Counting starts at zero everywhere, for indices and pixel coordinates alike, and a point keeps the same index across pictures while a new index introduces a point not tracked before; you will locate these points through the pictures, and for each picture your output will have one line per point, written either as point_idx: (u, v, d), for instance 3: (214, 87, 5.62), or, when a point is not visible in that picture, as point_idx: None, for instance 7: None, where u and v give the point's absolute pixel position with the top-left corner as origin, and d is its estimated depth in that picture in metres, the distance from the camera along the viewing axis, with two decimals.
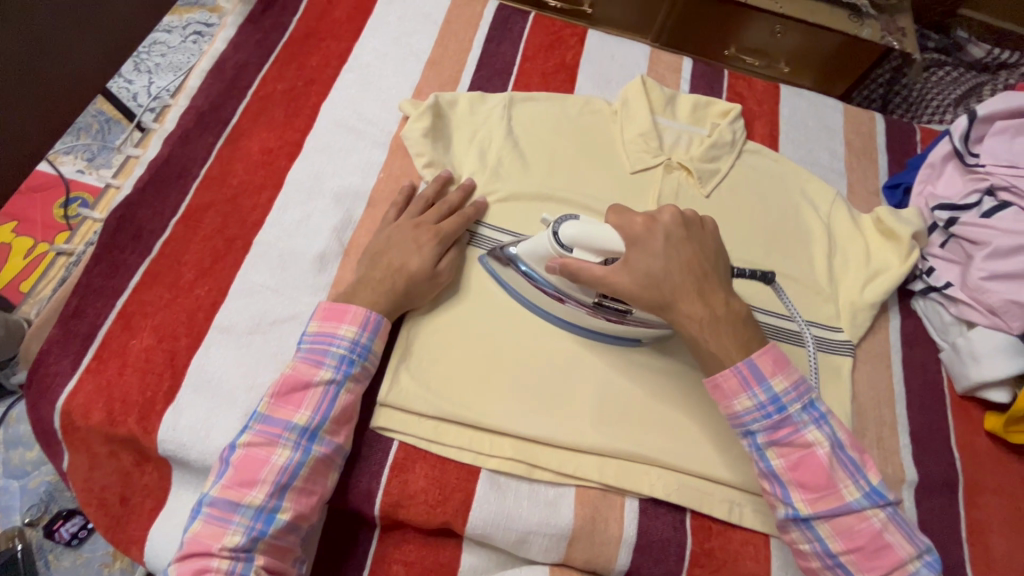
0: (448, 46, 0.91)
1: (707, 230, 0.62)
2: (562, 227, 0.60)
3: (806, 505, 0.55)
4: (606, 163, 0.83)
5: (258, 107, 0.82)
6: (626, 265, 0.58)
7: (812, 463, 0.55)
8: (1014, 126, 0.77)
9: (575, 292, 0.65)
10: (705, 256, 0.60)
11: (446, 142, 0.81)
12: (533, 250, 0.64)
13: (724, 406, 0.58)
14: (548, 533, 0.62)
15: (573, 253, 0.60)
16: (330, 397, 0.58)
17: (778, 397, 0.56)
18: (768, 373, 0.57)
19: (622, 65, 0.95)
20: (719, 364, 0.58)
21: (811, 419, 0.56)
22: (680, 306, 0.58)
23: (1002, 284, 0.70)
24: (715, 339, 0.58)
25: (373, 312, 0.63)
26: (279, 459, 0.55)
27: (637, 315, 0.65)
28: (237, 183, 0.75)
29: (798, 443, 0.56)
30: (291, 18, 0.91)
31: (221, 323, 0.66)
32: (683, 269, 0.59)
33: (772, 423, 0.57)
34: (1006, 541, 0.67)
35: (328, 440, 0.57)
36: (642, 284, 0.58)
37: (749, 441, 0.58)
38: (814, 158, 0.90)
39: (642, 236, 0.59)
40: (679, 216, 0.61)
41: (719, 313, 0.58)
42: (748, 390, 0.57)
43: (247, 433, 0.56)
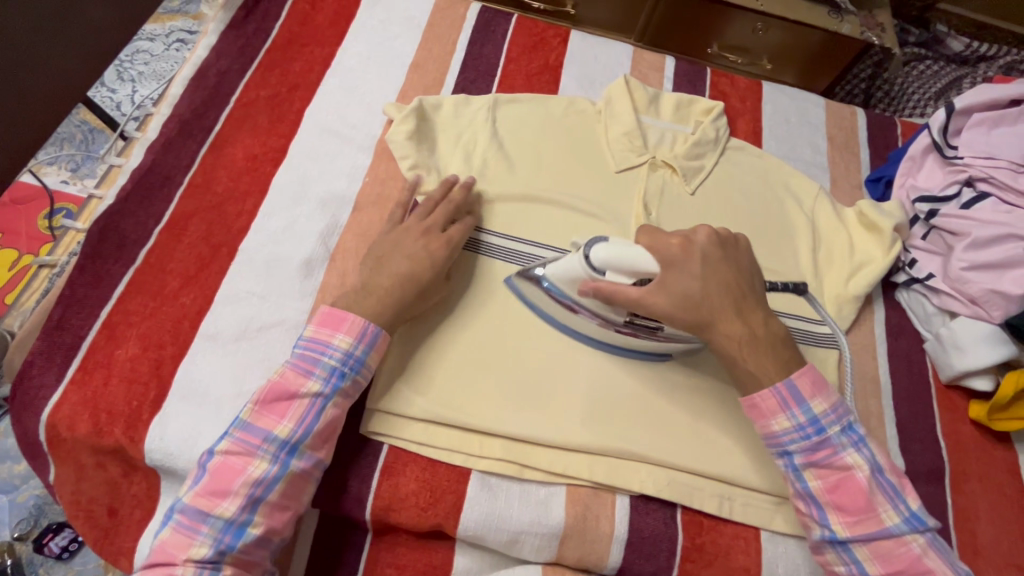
0: (432, 50, 0.91)
1: (741, 249, 0.64)
2: (593, 250, 0.60)
3: (844, 528, 0.56)
4: (591, 162, 0.83)
5: (241, 114, 0.81)
6: (664, 287, 0.59)
7: (851, 486, 0.56)
8: (990, 119, 0.78)
9: (605, 312, 0.64)
10: (743, 276, 0.62)
11: (431, 145, 0.81)
12: (562, 272, 0.64)
13: (761, 425, 0.59)
14: (540, 533, 0.62)
15: (606, 276, 0.60)
16: (315, 410, 0.58)
17: (817, 418, 0.58)
18: (807, 394, 0.58)
19: (605, 65, 0.95)
20: (758, 383, 0.59)
21: (851, 442, 0.57)
22: (719, 326, 0.60)
23: (983, 274, 0.71)
24: (754, 359, 0.59)
25: (370, 323, 0.62)
26: (255, 470, 0.54)
27: (667, 331, 0.65)
28: (222, 190, 0.75)
29: (837, 465, 0.57)
30: (273, 23, 0.91)
31: (207, 331, 0.66)
32: (721, 290, 0.60)
33: (810, 444, 0.58)
34: (993, 527, 0.67)
35: (308, 455, 0.57)
36: (680, 306, 0.59)
37: (785, 461, 0.59)
38: (797, 153, 0.91)
39: (679, 258, 0.60)
40: (714, 237, 0.62)
41: (758, 334, 0.60)
42: (787, 410, 0.58)
43: (226, 440, 0.56)
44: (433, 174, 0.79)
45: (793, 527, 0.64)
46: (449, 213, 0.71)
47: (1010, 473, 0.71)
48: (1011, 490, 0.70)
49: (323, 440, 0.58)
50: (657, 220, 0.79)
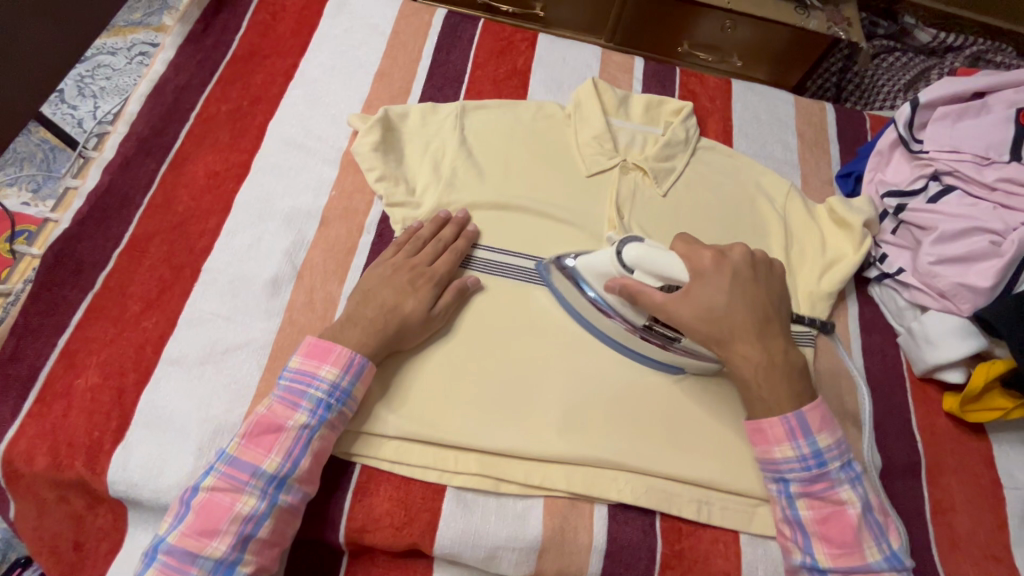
0: (397, 58, 0.90)
1: (774, 271, 0.66)
2: (625, 248, 0.62)
3: (827, 558, 0.57)
4: (563, 168, 0.82)
5: (202, 130, 0.80)
6: (690, 297, 0.61)
7: (841, 520, 0.58)
8: (954, 112, 0.78)
9: (628, 313, 0.66)
10: (770, 299, 0.64)
11: (398, 156, 0.80)
12: (591, 265, 0.66)
13: (763, 449, 0.61)
14: (517, 547, 0.61)
15: (634, 274, 0.63)
16: (303, 441, 0.56)
17: (821, 452, 0.59)
18: (815, 428, 0.59)
19: (573, 67, 0.95)
20: (766, 409, 0.61)
21: (848, 478, 0.59)
22: (737, 347, 0.62)
23: (951, 268, 0.71)
24: (767, 385, 0.61)
25: (357, 354, 0.61)
26: (244, 508, 0.53)
27: (685, 343, 0.65)
28: (183, 210, 0.73)
29: (831, 499, 0.59)
30: (233, 36, 0.89)
31: (171, 356, 0.64)
32: (748, 308, 0.62)
33: (809, 475, 0.59)
34: (969, 519, 0.68)
35: (297, 489, 0.56)
36: (703, 318, 0.61)
37: (779, 487, 0.61)
38: (768, 151, 0.91)
39: (710, 271, 0.62)
40: (748, 255, 0.65)
41: (776, 360, 0.61)
42: (793, 440, 0.59)
43: (212, 476, 0.54)
44: (401, 185, 0.78)
45: (771, 530, 0.64)
46: (439, 250, 0.71)
47: (986, 464, 0.71)
48: (986, 481, 0.70)
49: (313, 473, 0.57)
50: (630, 223, 0.79)
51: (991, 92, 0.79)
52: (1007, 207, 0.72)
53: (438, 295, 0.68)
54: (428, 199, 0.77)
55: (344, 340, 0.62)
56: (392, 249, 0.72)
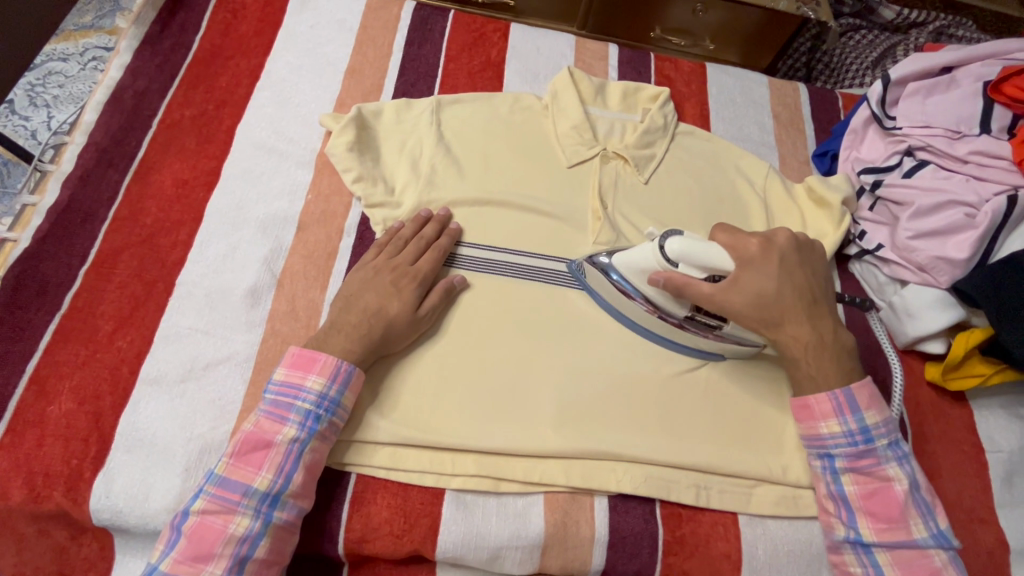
0: (367, 53, 0.88)
1: (816, 253, 0.68)
2: (668, 242, 0.63)
3: (871, 533, 0.59)
4: (543, 160, 0.81)
5: (166, 137, 0.76)
6: (738, 287, 0.63)
7: (887, 496, 0.60)
8: (925, 88, 0.79)
9: (669, 307, 0.66)
10: (817, 282, 0.66)
11: (375, 155, 0.78)
12: (633, 262, 0.66)
13: (809, 425, 0.63)
14: (520, 546, 0.61)
15: (678, 267, 0.63)
16: (293, 456, 0.55)
17: (868, 428, 0.61)
18: (862, 405, 0.61)
19: (548, 57, 0.94)
20: (815, 387, 0.63)
21: (894, 456, 0.61)
22: (786, 328, 0.64)
23: (928, 242, 0.72)
24: (816, 364, 0.63)
25: (343, 362, 0.59)
26: (237, 529, 0.51)
27: (729, 329, 0.66)
28: (152, 222, 0.70)
29: (877, 475, 0.60)
30: (193, 36, 0.85)
31: (150, 375, 0.62)
32: (796, 292, 0.64)
33: (856, 451, 0.61)
34: (955, 484, 0.70)
35: (292, 505, 0.54)
36: (751, 306, 0.63)
37: (825, 463, 0.63)
38: (745, 134, 0.92)
39: (757, 258, 0.64)
40: (793, 240, 0.66)
41: (824, 340, 0.64)
42: (840, 416, 0.61)
43: (201, 499, 0.52)
44: (380, 185, 0.76)
45: (769, 509, 0.65)
46: (421, 247, 0.70)
47: (970, 430, 0.73)
48: (969, 446, 0.72)
49: (307, 487, 0.55)
50: (613, 213, 0.78)
51: (959, 66, 0.81)
52: (979, 179, 0.73)
53: (423, 297, 0.67)
54: (409, 198, 0.75)
55: (330, 348, 0.61)
56: (371, 254, 0.70)
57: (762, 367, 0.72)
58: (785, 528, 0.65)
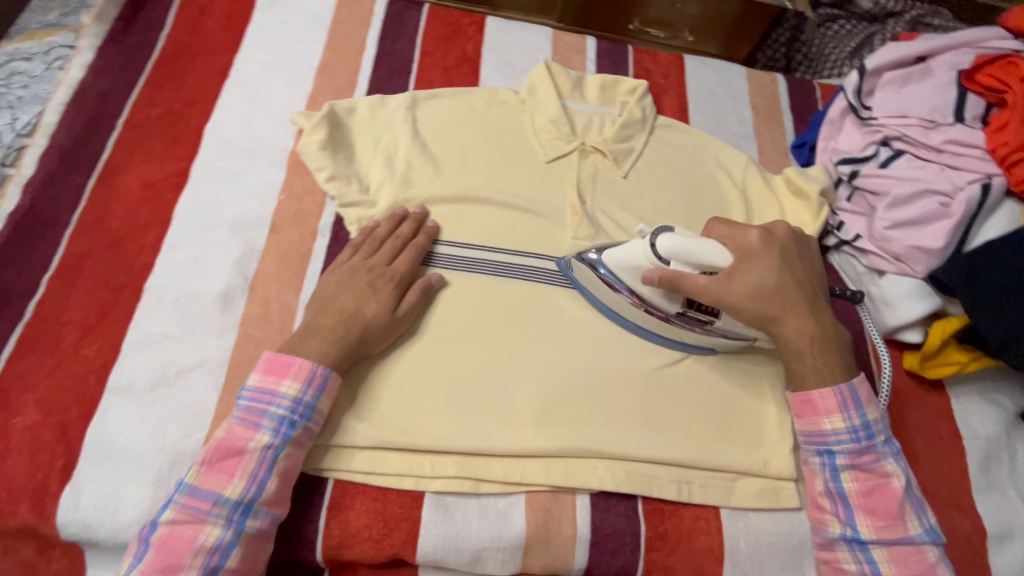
0: (340, 49, 0.86)
1: (811, 249, 0.69)
2: (660, 240, 0.62)
3: (870, 530, 0.59)
4: (521, 156, 0.80)
5: (131, 139, 0.74)
6: (739, 278, 0.63)
7: (886, 492, 0.60)
8: (900, 77, 0.80)
9: (661, 303, 0.66)
10: (814, 277, 0.66)
11: (348, 153, 0.76)
12: (625, 259, 0.65)
13: (810, 420, 0.63)
14: (502, 547, 0.60)
15: (670, 266, 0.62)
16: (267, 463, 0.53)
17: (869, 424, 0.61)
18: (864, 401, 0.62)
19: (525, 50, 0.92)
20: (818, 381, 0.63)
21: (892, 452, 0.61)
22: (787, 322, 0.64)
23: (905, 232, 0.72)
24: (817, 358, 0.63)
25: (318, 365, 0.58)
26: (208, 539, 0.50)
27: (721, 324, 0.66)
28: (119, 226, 0.68)
29: (877, 471, 0.61)
30: (158, 34, 0.83)
31: (118, 384, 0.60)
32: (796, 285, 0.64)
33: (858, 447, 0.61)
34: (932, 471, 0.71)
35: (265, 513, 0.53)
36: (753, 298, 0.63)
37: (825, 460, 0.63)
38: (724, 126, 0.91)
39: (758, 250, 0.64)
40: (790, 233, 0.67)
41: (824, 334, 0.64)
42: (844, 411, 0.61)
43: (170, 509, 0.51)
44: (354, 183, 0.74)
45: (750, 502, 0.65)
46: (396, 247, 0.68)
47: (947, 418, 0.74)
48: (947, 433, 0.73)
49: (281, 495, 0.54)
50: (592, 208, 0.78)
51: (932, 56, 0.80)
52: (954, 168, 0.73)
53: (401, 297, 0.66)
54: (384, 196, 0.74)
55: (304, 352, 0.59)
56: (347, 254, 0.68)
57: (742, 359, 0.72)
58: (766, 520, 0.65)
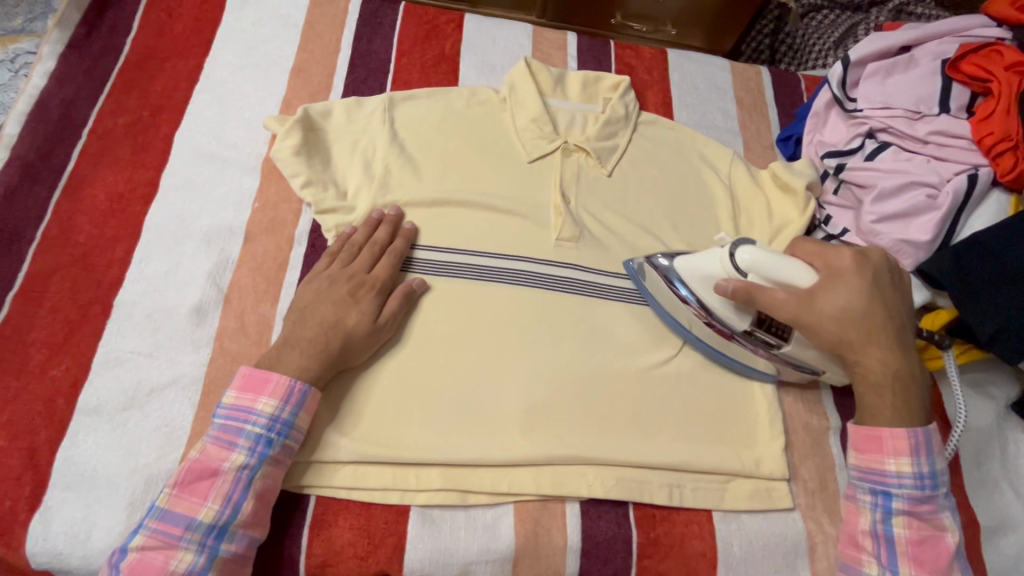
0: (314, 50, 0.83)
1: (907, 281, 0.65)
2: (740, 251, 0.62)
3: None
4: (502, 156, 0.78)
5: (97, 148, 0.72)
6: (821, 301, 0.61)
7: (937, 545, 0.58)
8: (883, 68, 0.78)
9: (731, 317, 0.66)
10: (904, 309, 0.63)
11: (324, 157, 0.74)
12: (699, 267, 0.66)
13: (874, 459, 0.59)
14: (491, 559, 0.59)
15: (747, 278, 0.63)
16: (242, 484, 0.52)
17: (936, 474, 0.59)
18: (936, 451, 0.59)
19: (504, 47, 0.90)
20: (890, 419, 0.60)
21: (948, 505, 0.59)
22: (867, 353, 0.61)
23: (892, 225, 0.71)
24: (893, 395, 0.60)
25: (296, 381, 0.56)
26: (179, 565, 0.48)
27: (789, 350, 0.66)
28: (86, 240, 0.66)
29: (932, 522, 0.58)
30: (124, 39, 0.80)
31: (88, 405, 0.58)
32: (883, 315, 0.61)
33: (921, 495, 0.58)
34: None
35: (241, 536, 0.51)
36: (834, 321, 0.61)
37: (879, 502, 0.59)
38: (708, 121, 0.90)
39: (846, 274, 0.62)
40: (886, 261, 0.64)
41: (905, 370, 0.60)
42: (915, 457, 0.58)
43: (141, 534, 0.49)
44: (331, 189, 0.72)
45: (743, 504, 0.64)
46: (374, 254, 0.67)
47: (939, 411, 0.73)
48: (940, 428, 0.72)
49: (257, 516, 0.52)
50: (577, 209, 0.76)
51: (916, 45, 0.80)
52: (940, 159, 0.73)
53: (382, 305, 0.64)
54: (362, 202, 0.72)
55: (283, 367, 0.57)
56: (325, 263, 0.66)
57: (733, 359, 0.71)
58: (760, 522, 0.64)
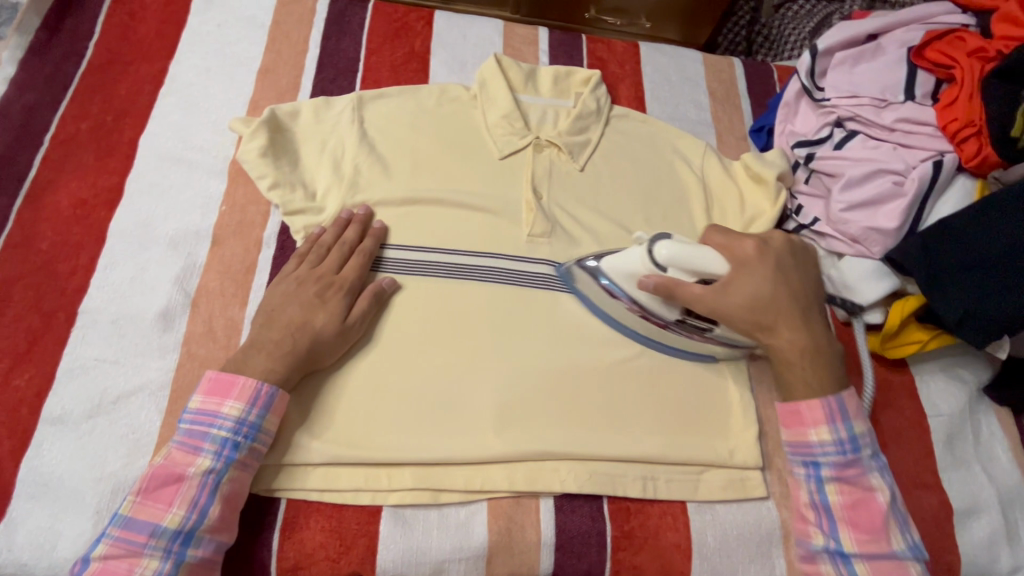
0: (282, 50, 0.83)
1: (810, 257, 0.67)
2: (657, 247, 0.62)
3: (853, 543, 0.58)
4: (473, 153, 0.78)
5: (60, 154, 0.71)
6: (732, 288, 0.62)
7: (870, 507, 0.59)
8: (851, 57, 0.78)
9: (660, 310, 0.65)
10: (808, 287, 0.65)
11: (292, 158, 0.73)
12: (621, 266, 0.65)
13: (798, 431, 0.62)
14: (464, 557, 0.59)
15: (668, 272, 0.62)
16: (208, 488, 0.51)
17: (856, 437, 0.60)
18: (852, 414, 0.61)
19: (475, 44, 0.90)
20: (809, 391, 0.62)
21: (878, 466, 0.60)
22: (779, 332, 0.63)
23: (861, 213, 0.71)
24: (809, 368, 0.62)
25: (263, 384, 0.56)
26: (144, 572, 0.48)
27: (722, 332, 0.65)
28: (48, 247, 0.65)
29: (862, 485, 0.59)
30: (86, 43, 0.79)
31: (52, 414, 0.57)
32: (789, 294, 0.63)
33: (843, 460, 0.60)
34: (899, 453, 0.71)
35: (208, 541, 0.51)
36: (746, 307, 0.62)
37: (809, 472, 0.61)
38: (681, 113, 0.90)
39: (752, 259, 0.64)
40: (787, 243, 0.66)
41: (818, 343, 0.63)
42: (830, 423, 0.60)
43: (104, 543, 0.49)
44: (299, 190, 0.71)
45: (717, 494, 0.64)
46: (343, 254, 0.66)
47: (911, 397, 0.73)
48: (913, 413, 0.73)
49: (226, 521, 0.52)
50: (549, 204, 0.76)
51: (883, 33, 0.80)
52: (906, 146, 0.73)
53: (351, 305, 0.64)
54: (331, 202, 0.71)
55: (249, 370, 0.57)
56: (293, 265, 0.66)
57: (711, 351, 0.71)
58: (734, 512, 0.64)
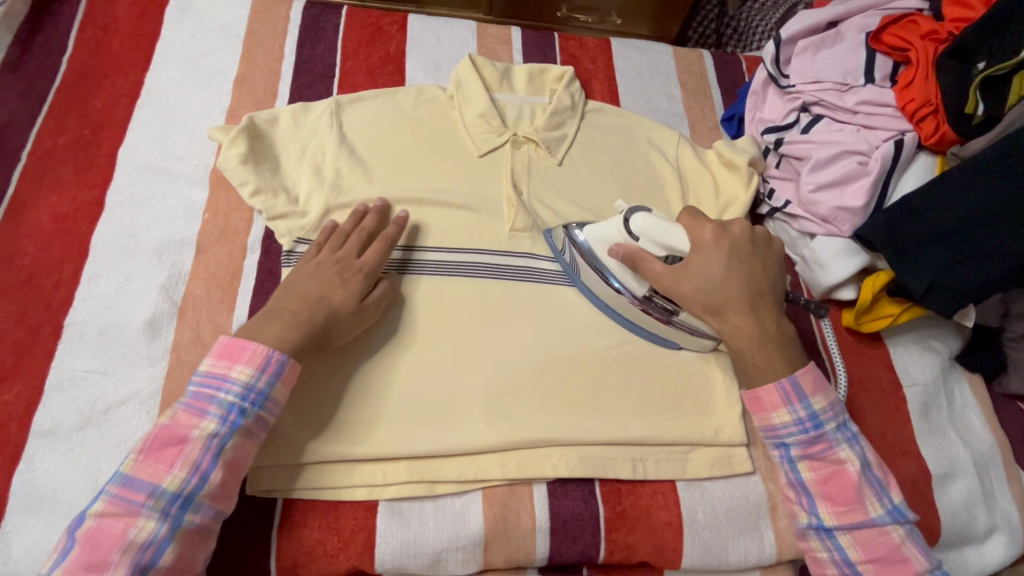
0: (257, 59, 0.83)
1: (774, 248, 0.68)
2: (633, 216, 0.66)
3: (832, 516, 0.60)
4: (453, 152, 0.79)
5: (38, 170, 0.71)
6: (688, 270, 0.65)
7: (841, 478, 0.60)
8: (812, 45, 0.81)
9: (629, 282, 0.68)
10: (768, 272, 0.66)
11: (272, 164, 0.74)
12: (599, 237, 0.68)
13: (761, 417, 0.64)
14: (461, 546, 0.60)
15: (639, 242, 0.66)
16: (212, 452, 0.52)
17: (816, 414, 0.62)
18: (808, 392, 0.62)
19: (450, 45, 0.91)
20: (763, 377, 0.63)
21: (844, 438, 0.61)
22: (730, 317, 0.64)
23: (829, 193, 0.74)
24: (761, 354, 0.63)
25: (275, 351, 0.57)
26: (140, 533, 0.48)
27: (683, 317, 0.67)
28: (30, 261, 0.65)
29: (830, 459, 0.61)
30: (60, 58, 0.79)
31: (43, 426, 0.58)
32: (743, 281, 0.64)
33: (807, 437, 0.62)
34: (876, 422, 0.73)
35: (206, 507, 0.52)
36: (699, 290, 0.64)
37: (781, 453, 0.63)
38: (655, 105, 0.92)
39: (709, 244, 0.65)
40: (749, 231, 0.67)
41: (769, 330, 0.64)
42: (789, 405, 0.62)
43: (102, 500, 0.49)
44: (282, 195, 0.72)
45: (704, 472, 0.66)
46: (362, 241, 0.67)
47: (888, 368, 0.76)
48: (888, 383, 0.75)
49: (224, 488, 0.53)
50: (529, 199, 0.77)
51: (843, 20, 0.83)
52: (869, 128, 0.76)
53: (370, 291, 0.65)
54: (314, 205, 0.72)
55: None
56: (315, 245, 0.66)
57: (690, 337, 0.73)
58: (723, 488, 0.66)
